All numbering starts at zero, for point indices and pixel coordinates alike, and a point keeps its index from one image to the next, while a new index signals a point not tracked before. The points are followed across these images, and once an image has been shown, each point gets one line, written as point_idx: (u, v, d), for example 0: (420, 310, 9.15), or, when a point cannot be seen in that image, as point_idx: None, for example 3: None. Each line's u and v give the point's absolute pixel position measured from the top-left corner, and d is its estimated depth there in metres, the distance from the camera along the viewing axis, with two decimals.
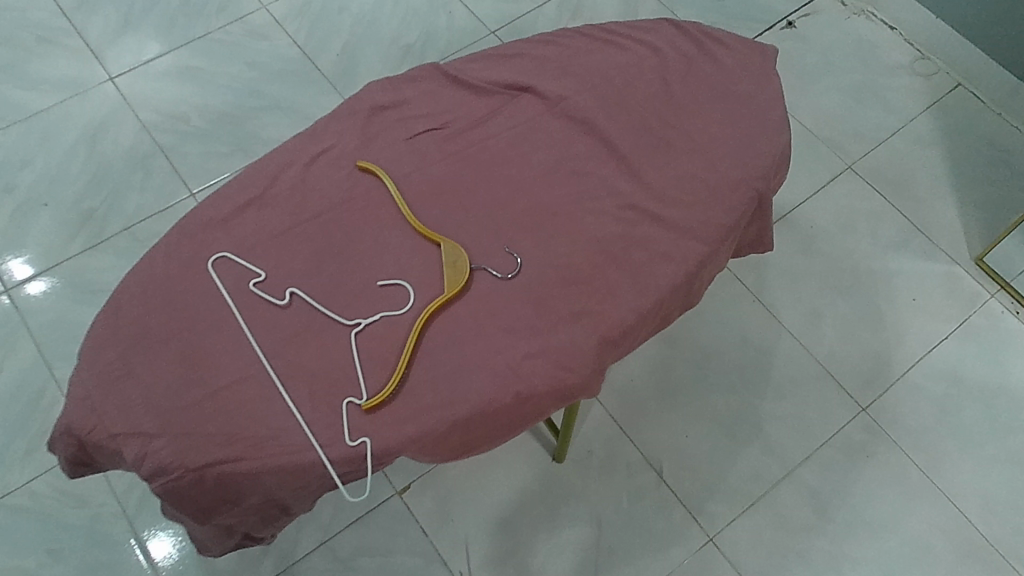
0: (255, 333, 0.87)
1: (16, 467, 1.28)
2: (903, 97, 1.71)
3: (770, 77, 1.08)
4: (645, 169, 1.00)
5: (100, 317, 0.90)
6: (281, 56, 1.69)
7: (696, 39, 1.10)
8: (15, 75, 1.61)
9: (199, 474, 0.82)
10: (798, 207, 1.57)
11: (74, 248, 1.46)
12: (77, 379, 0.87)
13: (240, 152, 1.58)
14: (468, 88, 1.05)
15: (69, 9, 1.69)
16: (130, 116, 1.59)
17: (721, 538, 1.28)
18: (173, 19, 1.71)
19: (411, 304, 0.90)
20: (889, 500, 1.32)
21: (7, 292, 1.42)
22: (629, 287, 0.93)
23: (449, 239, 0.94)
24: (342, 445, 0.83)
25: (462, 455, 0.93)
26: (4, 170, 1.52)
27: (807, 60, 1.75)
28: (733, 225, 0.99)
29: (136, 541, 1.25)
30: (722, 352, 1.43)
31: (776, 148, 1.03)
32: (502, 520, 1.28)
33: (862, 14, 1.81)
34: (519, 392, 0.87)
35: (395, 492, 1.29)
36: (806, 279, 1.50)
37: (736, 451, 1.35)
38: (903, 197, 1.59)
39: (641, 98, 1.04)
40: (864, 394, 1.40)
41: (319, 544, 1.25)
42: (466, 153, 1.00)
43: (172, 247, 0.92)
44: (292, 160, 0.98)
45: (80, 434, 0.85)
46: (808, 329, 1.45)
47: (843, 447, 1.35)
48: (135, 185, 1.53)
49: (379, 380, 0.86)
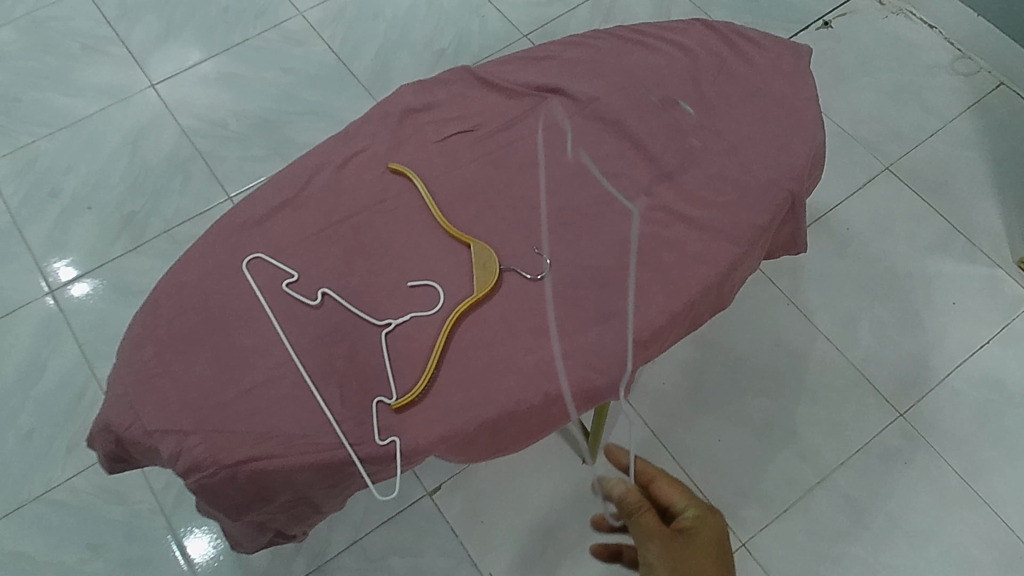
0: (288, 333, 0.89)
1: (59, 463, 1.31)
2: (942, 97, 1.67)
3: (805, 76, 1.07)
4: (675, 170, 0.99)
5: (138, 317, 0.92)
6: (316, 62, 1.71)
7: (728, 39, 1.10)
8: (61, 83, 1.66)
9: (232, 471, 0.83)
10: (834, 209, 1.55)
11: (116, 250, 1.50)
12: (117, 377, 0.89)
13: (276, 156, 1.60)
14: (499, 89, 1.06)
15: (113, 19, 1.74)
16: (171, 121, 1.63)
17: (754, 545, 1.27)
18: (212, 27, 1.74)
19: (441, 305, 0.91)
20: (927, 508, 1.29)
21: (53, 292, 1.45)
22: (659, 288, 0.92)
23: (478, 240, 0.95)
24: (372, 444, 0.84)
25: (491, 455, 0.93)
26: (50, 175, 1.57)
27: (843, 60, 1.72)
28: (765, 226, 0.97)
29: (173, 537, 1.27)
30: (756, 355, 1.41)
31: (810, 147, 1.01)
32: (532, 522, 1.28)
33: (900, 13, 1.78)
34: (549, 392, 0.86)
35: (425, 493, 1.29)
36: (842, 282, 1.48)
37: (770, 457, 1.33)
38: (942, 199, 1.56)
39: (671, 99, 1.04)
40: (902, 399, 1.37)
41: (351, 544, 1.26)
42: (497, 154, 1.01)
43: (208, 248, 0.94)
44: (324, 162, 0.99)
45: (118, 430, 0.86)
46: (844, 332, 1.43)
47: (880, 453, 1.33)
48: (175, 189, 1.56)
49: (409, 380, 0.87)
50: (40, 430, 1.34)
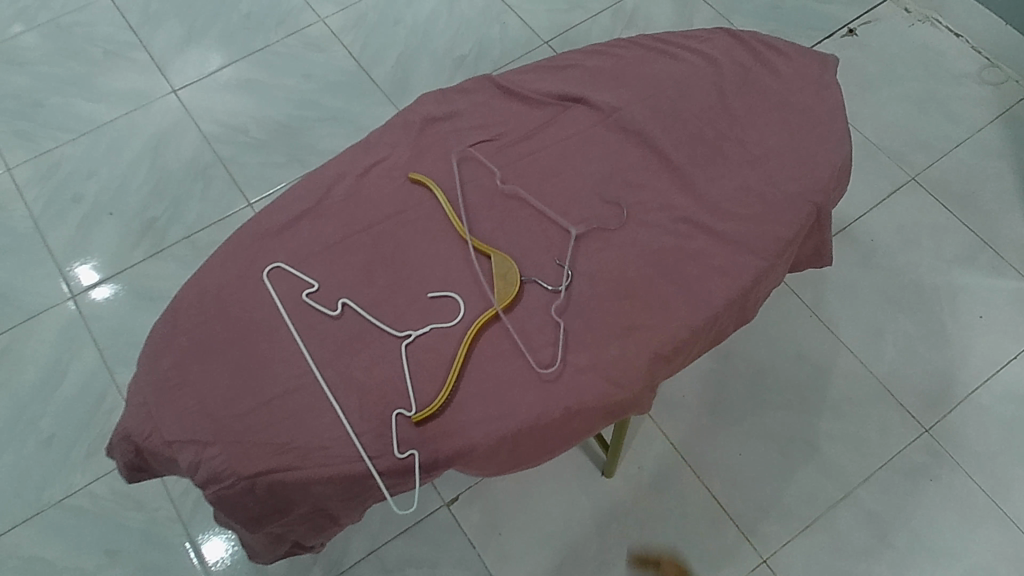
0: (307, 343, 0.88)
1: (79, 468, 1.32)
2: (969, 107, 1.65)
3: (831, 86, 1.06)
4: (699, 181, 0.98)
5: (159, 325, 0.92)
6: (337, 68, 1.71)
7: (752, 49, 1.09)
8: (84, 88, 1.67)
9: (250, 483, 0.82)
10: (858, 219, 1.53)
11: (137, 255, 1.50)
12: (137, 386, 0.89)
13: (296, 163, 1.60)
14: (521, 99, 1.05)
15: (136, 25, 1.75)
16: (192, 127, 1.63)
17: (775, 561, 1.25)
18: (234, 33, 1.75)
19: (462, 316, 0.90)
20: (953, 527, 1.26)
21: (74, 297, 1.46)
22: (683, 301, 0.91)
23: (500, 251, 0.94)
24: (390, 456, 0.83)
25: (509, 469, 0.92)
26: (72, 180, 1.57)
27: (868, 68, 1.70)
28: (791, 239, 0.96)
29: (191, 544, 1.27)
30: (777, 367, 1.40)
31: (836, 159, 1.00)
32: (550, 534, 1.27)
33: (926, 20, 1.76)
34: (569, 406, 0.86)
35: (442, 503, 1.29)
36: (866, 295, 1.46)
37: (792, 471, 1.31)
38: (969, 210, 1.53)
39: (696, 110, 1.03)
40: (927, 414, 1.35)
41: (368, 553, 1.26)
42: (518, 164, 1.00)
43: (228, 258, 0.94)
44: (345, 172, 0.99)
45: (138, 440, 0.86)
46: (868, 346, 1.41)
47: (905, 469, 1.30)
48: (195, 195, 1.56)
49: (429, 391, 0.86)
50: (60, 434, 1.35)
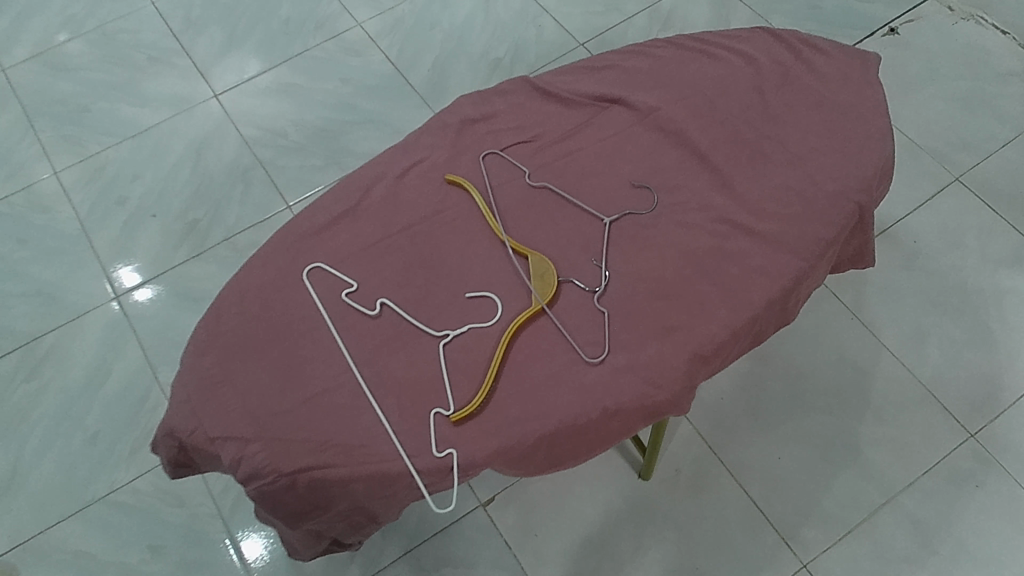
0: (347, 342, 0.89)
1: (122, 465, 1.34)
2: (1016, 105, 1.61)
3: (873, 85, 1.05)
4: (739, 181, 0.97)
5: (202, 325, 0.94)
6: (374, 72, 1.73)
7: (793, 47, 1.09)
8: (129, 93, 1.71)
9: (291, 479, 0.83)
10: (900, 221, 1.50)
11: (179, 256, 1.53)
12: (180, 383, 0.91)
13: (334, 166, 1.62)
14: (559, 99, 1.05)
15: (179, 31, 1.79)
16: (232, 131, 1.66)
17: (816, 566, 1.23)
18: (274, 38, 1.78)
19: (499, 316, 0.90)
20: (1000, 534, 1.23)
21: (118, 298, 1.49)
22: (722, 302, 0.90)
23: (536, 251, 0.94)
24: (429, 455, 0.83)
25: (547, 470, 0.91)
26: (116, 183, 1.61)
27: (910, 67, 1.67)
28: (832, 240, 0.95)
29: (231, 541, 1.29)
30: (817, 371, 1.38)
31: (878, 158, 0.99)
32: (586, 536, 1.27)
33: (970, 18, 1.73)
34: (607, 407, 0.85)
35: (479, 504, 1.29)
36: (908, 298, 1.43)
37: (832, 476, 1.29)
38: (1016, 211, 1.50)
39: (735, 109, 1.03)
40: (973, 420, 1.32)
41: (404, 553, 1.26)
42: (556, 165, 1.00)
43: (269, 258, 0.95)
44: (385, 173, 1.00)
45: (181, 436, 0.88)
46: (911, 349, 1.38)
47: (949, 475, 1.28)
48: (235, 198, 1.59)
49: (466, 392, 0.86)
50: (104, 432, 1.37)
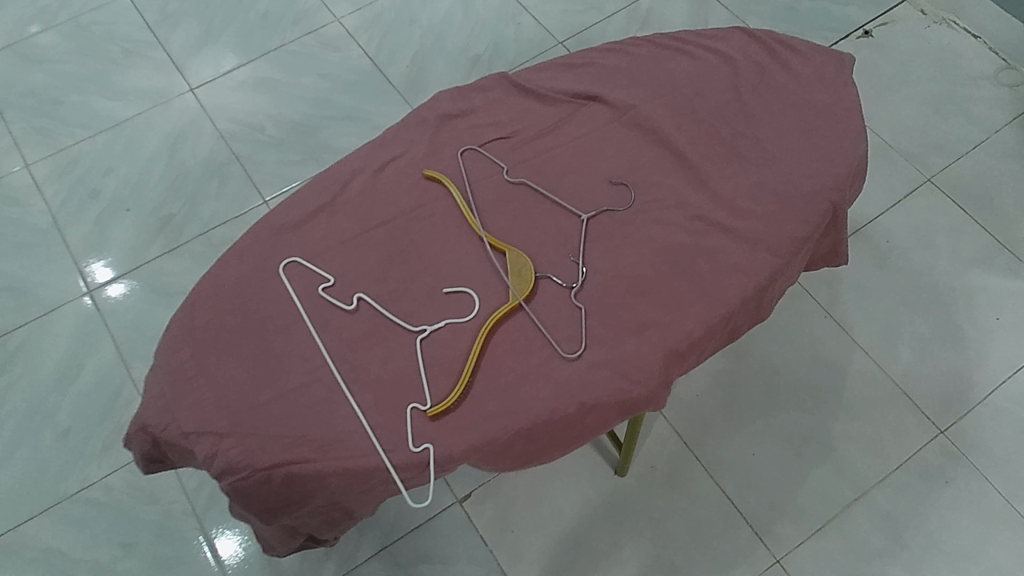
0: (323, 336, 0.89)
1: (94, 462, 1.33)
2: (986, 108, 1.64)
3: (848, 86, 1.06)
4: (715, 179, 0.98)
5: (176, 319, 0.93)
6: (352, 67, 1.72)
7: (769, 48, 1.10)
8: (103, 85, 1.69)
9: (266, 474, 0.83)
10: (873, 220, 1.52)
11: (153, 251, 1.51)
12: (154, 378, 0.90)
13: (311, 161, 1.61)
14: (538, 96, 1.06)
15: (154, 23, 1.77)
16: (208, 124, 1.65)
17: (789, 561, 1.24)
18: (251, 32, 1.76)
19: (477, 312, 0.90)
20: (969, 529, 1.26)
21: (90, 292, 1.47)
22: (698, 299, 0.91)
23: (514, 247, 0.94)
24: (406, 451, 0.83)
25: (524, 464, 0.91)
26: (89, 177, 1.59)
27: (884, 68, 1.70)
28: (806, 237, 0.96)
29: (205, 538, 1.28)
30: (791, 368, 1.39)
31: (851, 157, 1.00)
32: (562, 532, 1.27)
33: (943, 22, 1.75)
34: (584, 402, 0.85)
35: (455, 500, 1.29)
36: (881, 296, 1.45)
37: (805, 472, 1.31)
38: (986, 212, 1.52)
39: (711, 108, 1.03)
40: (943, 417, 1.34)
41: (380, 549, 1.26)
42: (534, 161, 1.00)
43: (246, 251, 0.95)
44: (362, 168, 1.00)
45: (154, 432, 0.87)
46: (883, 347, 1.40)
47: (921, 471, 1.30)
48: (210, 193, 1.57)
49: (443, 387, 0.86)
50: (76, 428, 1.36)
